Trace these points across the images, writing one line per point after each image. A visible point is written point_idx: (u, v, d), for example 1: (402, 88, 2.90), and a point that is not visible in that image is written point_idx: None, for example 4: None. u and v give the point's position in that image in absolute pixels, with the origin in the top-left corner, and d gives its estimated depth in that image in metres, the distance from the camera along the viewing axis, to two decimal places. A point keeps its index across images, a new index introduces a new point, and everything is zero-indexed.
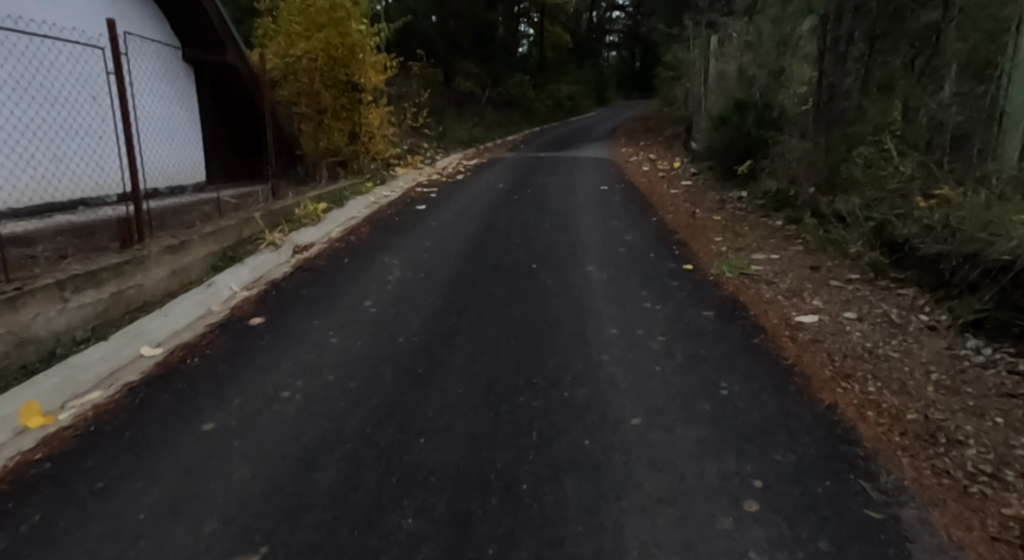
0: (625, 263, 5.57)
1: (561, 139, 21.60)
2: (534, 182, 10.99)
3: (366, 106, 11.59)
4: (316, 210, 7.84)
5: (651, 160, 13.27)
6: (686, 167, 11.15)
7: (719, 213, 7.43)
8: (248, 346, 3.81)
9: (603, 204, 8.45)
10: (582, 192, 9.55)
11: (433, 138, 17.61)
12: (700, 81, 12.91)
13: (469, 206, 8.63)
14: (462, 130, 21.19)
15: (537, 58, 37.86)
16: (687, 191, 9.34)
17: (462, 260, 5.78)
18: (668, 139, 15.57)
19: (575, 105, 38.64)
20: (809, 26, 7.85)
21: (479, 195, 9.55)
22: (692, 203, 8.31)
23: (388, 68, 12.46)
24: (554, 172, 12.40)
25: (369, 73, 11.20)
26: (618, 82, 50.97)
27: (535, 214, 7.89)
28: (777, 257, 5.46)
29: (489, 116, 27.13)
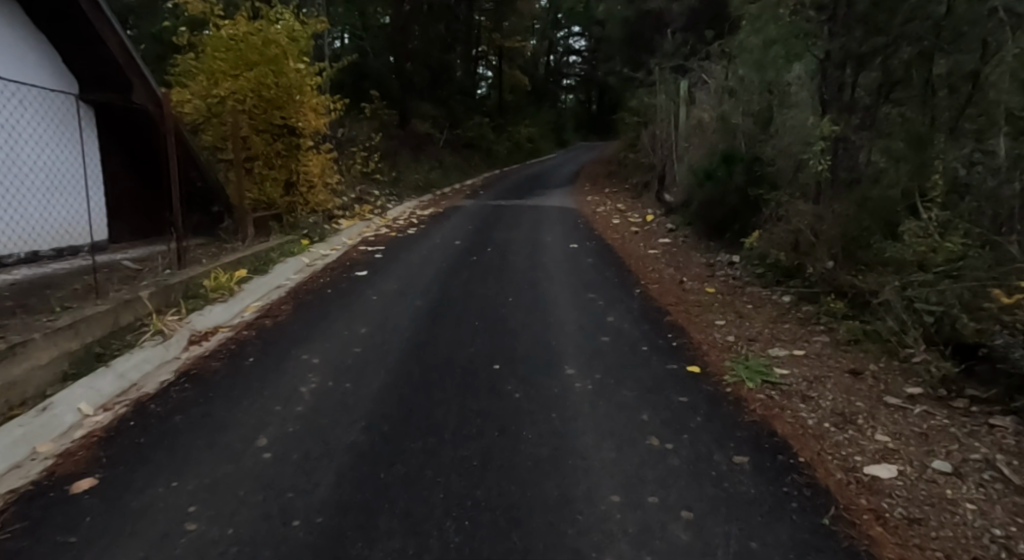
0: (612, 363, 4.40)
1: (523, 184, 20.74)
2: (494, 238, 9.81)
3: (305, 152, 10.34)
4: (229, 281, 6.49)
5: (620, 211, 12.32)
6: (661, 221, 10.18)
7: (714, 286, 6.35)
8: (48, 549, 2.39)
9: (577, 270, 7.27)
10: (549, 253, 8.40)
11: (384, 184, 16.39)
12: (670, 128, 12.18)
13: (418, 272, 7.35)
14: (418, 174, 20.12)
15: (496, 101, 37.40)
16: (667, 251, 8.32)
17: (406, 361, 4.47)
18: (636, 187, 14.77)
19: (535, 148, 38.22)
20: (801, 72, 7.05)
21: (432, 257, 8.29)
22: (677, 269, 7.23)
23: (331, 111, 11.26)
24: (517, 225, 11.29)
25: (308, 116, 10.00)
26: (577, 124, 51.05)
27: (497, 285, 6.66)
28: (801, 353, 4.36)
29: (447, 158, 26.18)
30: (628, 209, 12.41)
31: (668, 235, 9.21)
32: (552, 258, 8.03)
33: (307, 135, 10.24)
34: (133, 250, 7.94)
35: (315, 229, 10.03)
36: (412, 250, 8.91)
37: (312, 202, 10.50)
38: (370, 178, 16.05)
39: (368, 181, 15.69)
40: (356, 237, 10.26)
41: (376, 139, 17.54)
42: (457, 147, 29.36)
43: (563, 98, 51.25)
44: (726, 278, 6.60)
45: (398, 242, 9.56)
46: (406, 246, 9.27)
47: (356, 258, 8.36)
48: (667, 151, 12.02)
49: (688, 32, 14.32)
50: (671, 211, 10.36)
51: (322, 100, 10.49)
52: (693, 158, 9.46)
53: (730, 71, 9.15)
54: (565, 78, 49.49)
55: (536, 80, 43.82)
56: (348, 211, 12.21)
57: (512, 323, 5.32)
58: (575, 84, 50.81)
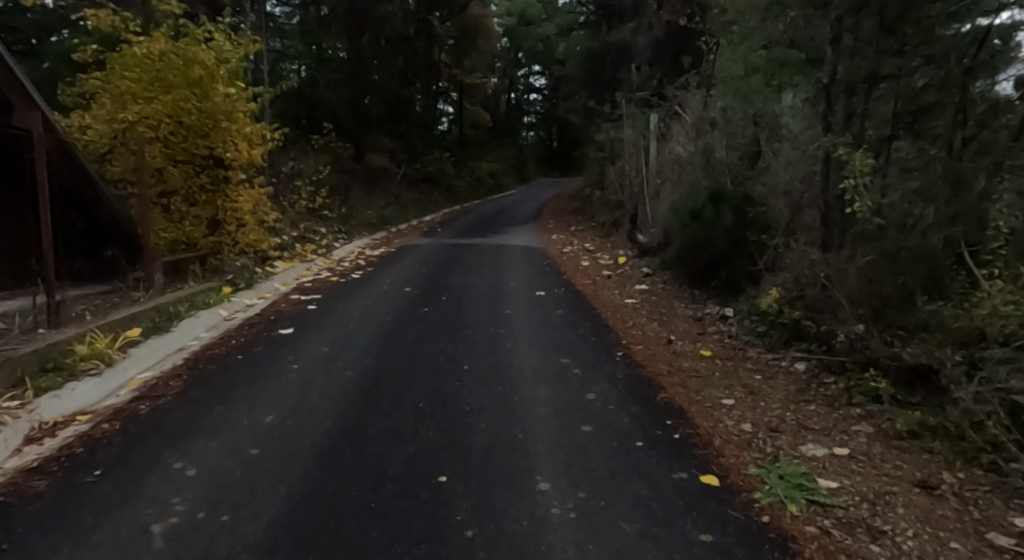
0: (599, 469, 3.28)
1: (485, 221, 19.76)
2: (450, 285, 8.66)
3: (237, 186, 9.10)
4: (110, 346, 5.18)
5: (590, 252, 11.35)
6: (635, 265, 9.23)
7: (709, 348, 5.34)
8: None
9: (545, 326, 6.18)
10: (512, 303, 7.32)
11: (332, 221, 15.14)
12: (640, 164, 11.41)
13: (356, 330, 6.14)
14: (372, 210, 18.95)
15: (457, 136, 36.70)
16: (646, 300, 7.34)
17: (318, 474, 3.26)
18: (604, 226, 13.92)
19: (496, 183, 37.51)
20: (794, 101, 6.24)
21: (375, 308, 7.10)
22: (661, 324, 6.22)
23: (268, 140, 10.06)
24: (477, 268, 10.19)
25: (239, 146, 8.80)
26: (539, 161, 50.73)
27: (449, 348, 5.51)
28: (845, 453, 3.33)
29: (404, 193, 25.08)
30: (598, 250, 11.45)
31: (645, 281, 8.25)
32: (516, 311, 6.94)
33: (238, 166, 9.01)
34: (7, 302, 6.52)
35: (244, 273, 8.72)
36: (353, 298, 7.68)
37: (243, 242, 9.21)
38: (316, 215, 14.80)
39: (313, 217, 14.44)
40: (292, 282, 8.98)
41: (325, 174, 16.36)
42: (416, 182, 28.33)
43: (525, 135, 51.04)
44: (721, 337, 5.62)
45: (338, 289, 8.32)
46: (347, 294, 8.03)
47: (285, 309, 7.10)
48: (639, 188, 11.16)
49: (655, 66, 13.73)
50: (647, 253, 9.43)
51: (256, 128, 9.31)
52: (672, 196, 8.58)
53: (709, 102, 8.36)
54: (527, 115, 49.37)
55: (497, 116, 43.43)
56: (288, 252, 10.93)
57: (465, 405, 4.17)
58: (537, 121, 50.70)
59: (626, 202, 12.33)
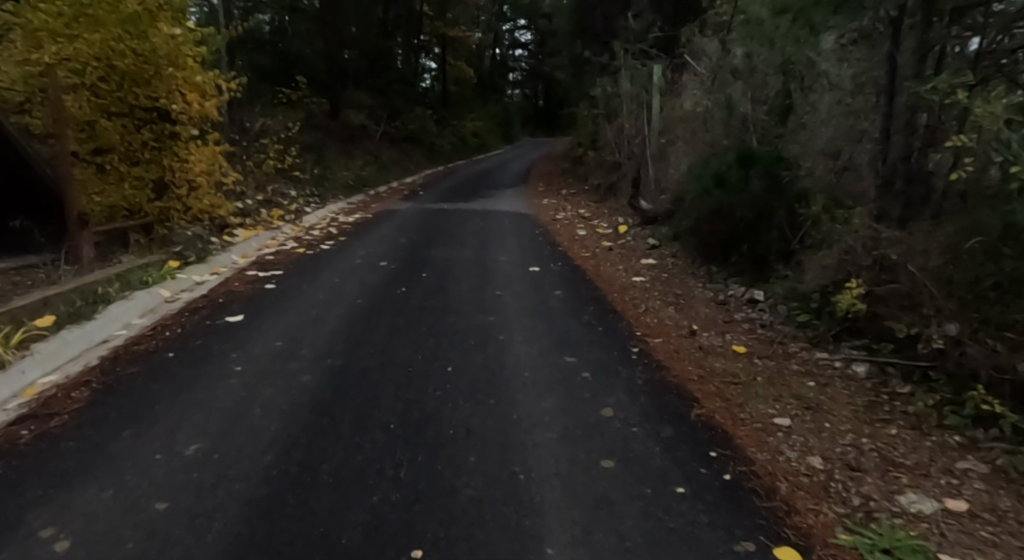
0: (635, 534, 2.39)
1: (470, 184, 18.64)
2: (431, 258, 7.68)
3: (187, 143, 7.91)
4: (4, 344, 4.11)
5: (586, 220, 10.39)
6: (639, 236, 8.30)
7: (742, 344, 4.46)
8: None
9: (543, 313, 5.26)
10: (502, 283, 6.37)
11: (303, 183, 13.96)
12: (642, 122, 10.39)
13: (318, 317, 5.16)
14: (349, 171, 17.73)
15: (439, 93, 35.08)
16: (655, 277, 6.44)
17: (243, 548, 2.31)
18: (598, 190, 12.93)
19: (481, 143, 36.11)
20: (836, 44, 5.25)
21: (344, 289, 6.11)
22: (678, 309, 5.33)
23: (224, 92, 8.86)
24: (461, 238, 9.19)
25: (186, 97, 7.57)
26: (524, 120, 49.14)
27: (429, 343, 4.56)
28: (964, 509, 2.47)
29: (384, 153, 23.75)
30: (595, 218, 10.50)
31: (652, 255, 7.33)
32: (508, 293, 6.00)
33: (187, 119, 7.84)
34: None
35: (196, 244, 7.66)
36: (320, 275, 6.68)
37: (196, 207, 8.11)
38: (285, 177, 13.61)
39: (282, 180, 13.26)
40: (253, 254, 7.95)
41: (295, 132, 15.09)
42: (396, 141, 26.92)
43: (509, 92, 49.28)
44: (752, 329, 4.75)
45: (302, 263, 7.30)
46: (313, 269, 7.03)
47: (238, 289, 6.08)
48: (640, 149, 10.16)
49: (656, 14, 12.56)
50: (652, 223, 8.49)
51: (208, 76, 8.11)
52: (682, 158, 7.61)
53: (726, 49, 7.33)
54: (512, 71, 47.53)
55: (482, 72, 41.66)
56: (250, 219, 9.83)
57: (449, 429, 3.24)
58: (523, 78, 48.91)
59: (624, 164, 11.33)
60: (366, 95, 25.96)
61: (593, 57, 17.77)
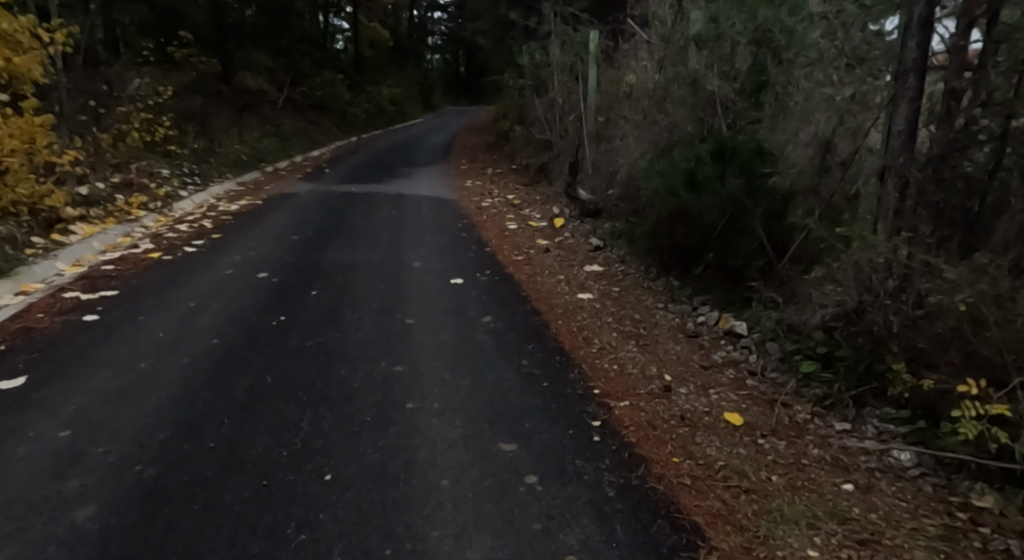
0: None
1: (385, 159, 16.90)
2: (326, 267, 6.20)
3: None
4: None
5: (515, 210, 9.13)
6: (580, 236, 7.15)
7: (734, 407, 3.32)
8: None
9: (467, 361, 3.95)
10: (412, 306, 5.01)
11: (178, 165, 11.98)
12: (579, 96, 9.14)
13: (145, 380, 3.65)
14: (241, 146, 15.59)
15: (352, 57, 32.58)
16: (603, 293, 5.27)
17: None
18: (527, 170, 11.67)
19: (399, 111, 33.91)
20: None
21: (197, 324, 4.59)
22: (639, 345, 4.15)
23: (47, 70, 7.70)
24: (367, 234, 7.71)
25: None
26: (445, 88, 47.01)
27: (302, 425, 3.17)
28: None
29: (287, 123, 21.51)
30: (525, 206, 9.42)
31: (595, 261, 6.16)
32: (421, 322, 4.64)
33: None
34: None
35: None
36: (171, 301, 5.09)
37: (10, 198, 6.71)
38: (152, 157, 11.60)
39: (145, 159, 11.28)
40: (83, 266, 6.23)
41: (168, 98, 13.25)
42: (302, 109, 24.56)
43: (429, 59, 46.92)
44: (739, 381, 3.62)
45: (153, 280, 5.65)
46: (165, 289, 5.41)
47: (38, 327, 4.44)
48: (577, 129, 8.94)
49: None
50: (595, 218, 7.49)
51: (14, 40, 7.03)
52: (630, 143, 6.44)
53: (679, 13, 6.15)
54: (431, 36, 45.15)
55: (399, 37, 39.17)
56: (93, 217, 7.96)
57: None
58: (443, 44, 46.60)
59: (558, 143, 10.08)
60: (265, 57, 23.43)
61: (519, 22, 16.31)
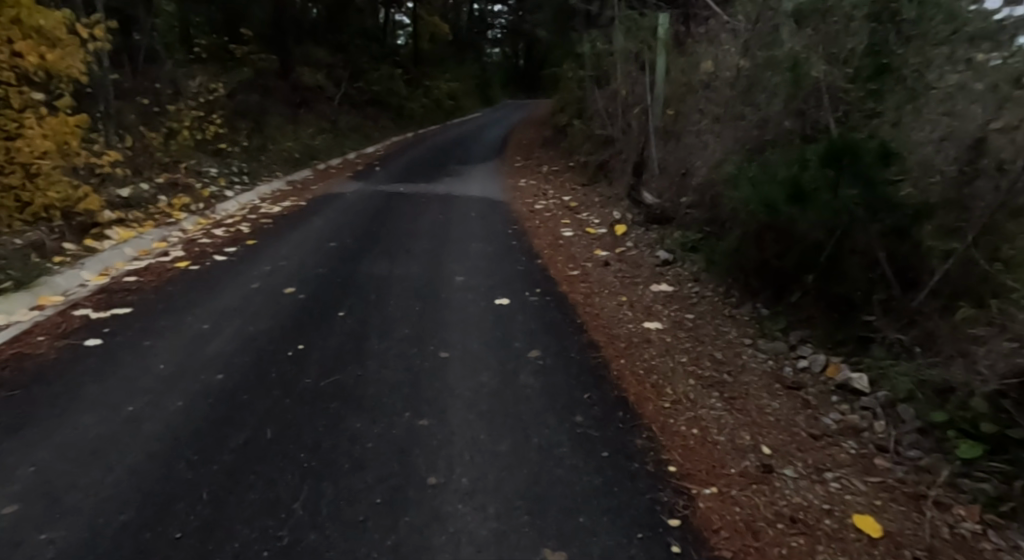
0: None
1: (439, 156, 16.40)
2: (360, 281, 5.58)
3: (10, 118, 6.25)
4: None
5: (572, 214, 8.33)
6: (646, 248, 6.30)
7: (866, 506, 2.42)
8: None
9: (507, 416, 3.20)
10: (449, 335, 4.31)
11: (228, 164, 11.78)
12: (645, 89, 8.25)
13: (127, 431, 3.08)
14: (294, 144, 15.40)
15: (410, 51, 32.34)
16: (674, 322, 4.42)
17: None
18: (586, 169, 10.84)
19: (456, 106, 33.55)
20: None
21: (205, 353, 4.02)
22: (724, 397, 3.29)
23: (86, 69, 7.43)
24: (409, 241, 7.08)
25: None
26: (503, 81, 46.40)
27: (295, 508, 2.50)
28: None
29: (342, 120, 21.36)
30: (583, 209, 8.60)
31: (664, 281, 5.30)
32: (458, 356, 3.94)
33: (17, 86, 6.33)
34: None
35: (20, 268, 5.55)
36: (185, 322, 4.57)
37: (39, 202, 6.43)
38: (196, 156, 11.39)
39: (191, 159, 11.09)
40: (108, 276, 5.86)
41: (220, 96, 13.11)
42: (358, 105, 24.41)
43: (488, 52, 46.37)
44: (865, 460, 2.72)
45: (172, 296, 5.15)
46: (182, 307, 4.90)
47: (33, 354, 3.98)
48: (643, 124, 8.04)
49: None
50: (664, 225, 6.61)
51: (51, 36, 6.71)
52: (708, 141, 5.54)
53: None
54: (491, 29, 44.59)
55: (458, 30, 38.78)
56: (130, 221, 7.66)
57: None
58: (502, 37, 45.97)
59: (621, 141, 9.21)
60: (323, 53, 23.34)
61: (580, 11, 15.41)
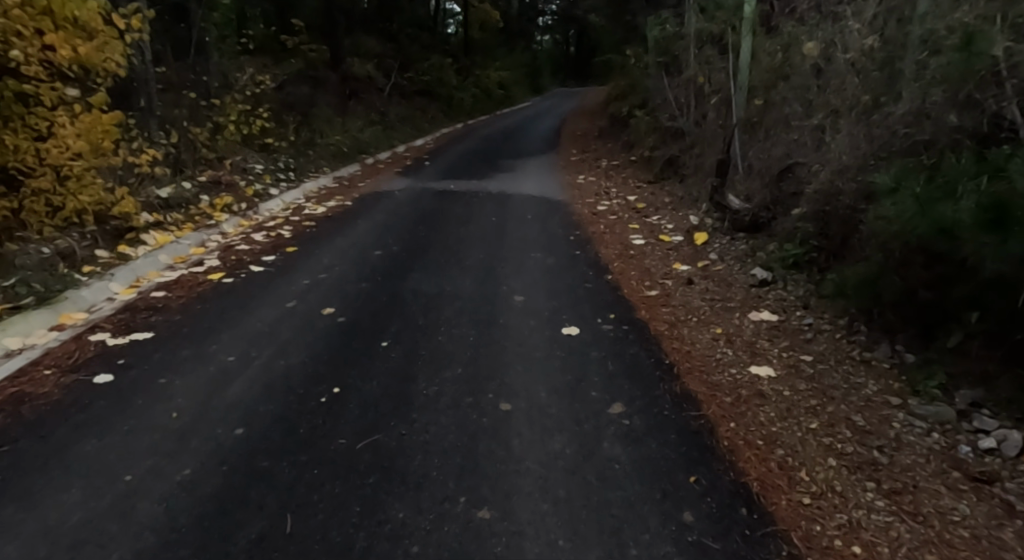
0: None
1: (491, 149, 15.76)
2: (407, 301, 4.93)
3: (41, 118, 5.76)
4: None
5: (641, 218, 7.50)
6: (735, 263, 5.45)
7: None
8: None
9: (592, 509, 2.46)
10: (511, 379, 3.60)
11: (275, 161, 11.40)
12: (731, 79, 7.36)
13: (120, 515, 2.47)
14: (344, 138, 15.01)
15: (461, 40, 31.67)
16: (789, 367, 3.60)
17: None
18: (652, 166, 9.99)
19: (507, 95, 32.83)
20: None
21: (226, 398, 3.41)
22: (886, 492, 2.47)
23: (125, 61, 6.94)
24: (461, 251, 6.38)
25: (21, 52, 5.52)
26: (554, 69, 45.35)
27: None
28: None
29: (391, 112, 20.87)
30: (653, 212, 7.78)
31: (765, 308, 4.46)
32: (523, 412, 3.21)
33: (50, 81, 5.85)
34: None
35: (45, 280, 5.10)
36: (208, 353, 3.99)
37: (71, 206, 5.99)
38: (241, 152, 10.99)
39: (236, 155, 10.70)
40: (136, 290, 5.34)
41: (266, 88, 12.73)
42: (408, 96, 23.91)
43: (539, 40, 45.30)
44: None
45: (199, 317, 4.60)
46: (208, 332, 4.32)
47: (36, 393, 3.43)
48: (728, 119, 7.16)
49: None
50: (755, 235, 5.74)
51: (87, 26, 6.19)
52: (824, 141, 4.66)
53: None
54: (542, 16, 43.49)
55: (510, 18, 38.00)
56: (168, 224, 7.21)
57: None
58: (553, 24, 44.84)
59: (700, 137, 8.34)
60: (373, 43, 22.88)
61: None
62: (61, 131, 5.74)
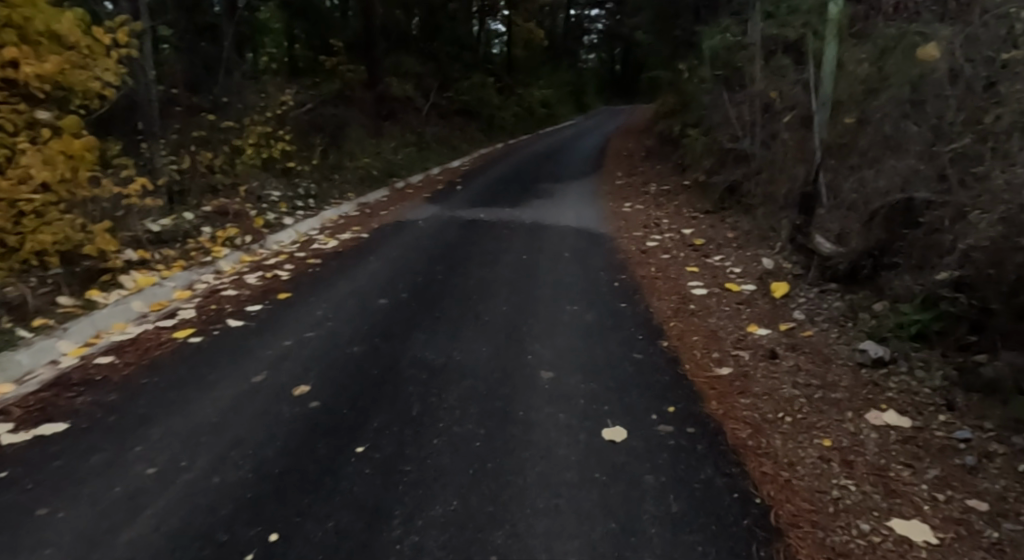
0: None
1: (530, 172, 14.79)
2: (403, 378, 3.86)
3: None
4: None
5: (700, 259, 6.33)
6: (830, 330, 4.25)
7: None
8: None
9: None
10: (528, 527, 2.47)
11: (297, 186, 10.67)
12: (815, 96, 6.20)
13: None
14: (376, 162, 14.31)
15: (504, 58, 31.02)
16: (951, 521, 2.38)
17: None
18: (710, 194, 8.81)
19: (549, 114, 32.01)
20: None
21: (117, 548, 2.38)
22: None
23: (116, 82, 6.18)
24: (481, 301, 5.32)
25: None
26: (599, 87, 44.43)
27: None
28: None
29: (427, 132, 20.17)
30: (714, 251, 6.61)
31: (886, 404, 3.25)
32: None
33: (16, 102, 5.07)
34: None
35: None
36: (125, 458, 2.98)
37: (28, 247, 5.01)
38: (260, 177, 10.26)
39: (253, 181, 9.97)
40: (85, 349, 4.39)
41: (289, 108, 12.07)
42: (447, 115, 23.21)
43: (583, 57, 44.50)
44: None
45: (137, 396, 3.61)
46: (139, 421, 3.33)
47: None
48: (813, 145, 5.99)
49: None
50: (855, 291, 4.54)
51: (68, 41, 5.48)
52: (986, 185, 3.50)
53: None
54: (587, 33, 42.70)
55: (554, 36, 37.36)
56: (156, 262, 6.37)
57: None
58: (598, 41, 44.10)
59: (773, 163, 7.17)
60: (413, 62, 22.31)
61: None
62: (22, 159, 4.88)
